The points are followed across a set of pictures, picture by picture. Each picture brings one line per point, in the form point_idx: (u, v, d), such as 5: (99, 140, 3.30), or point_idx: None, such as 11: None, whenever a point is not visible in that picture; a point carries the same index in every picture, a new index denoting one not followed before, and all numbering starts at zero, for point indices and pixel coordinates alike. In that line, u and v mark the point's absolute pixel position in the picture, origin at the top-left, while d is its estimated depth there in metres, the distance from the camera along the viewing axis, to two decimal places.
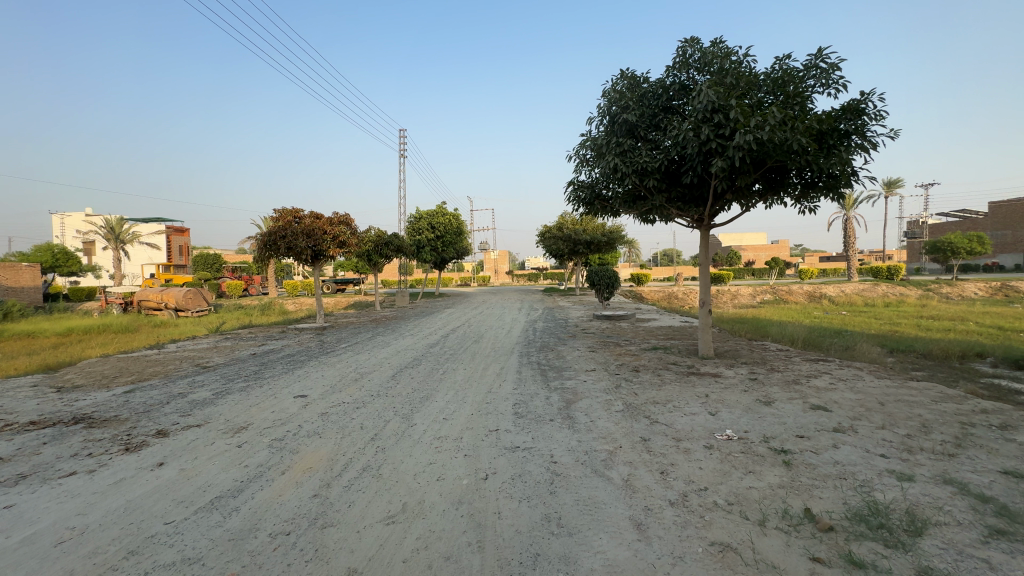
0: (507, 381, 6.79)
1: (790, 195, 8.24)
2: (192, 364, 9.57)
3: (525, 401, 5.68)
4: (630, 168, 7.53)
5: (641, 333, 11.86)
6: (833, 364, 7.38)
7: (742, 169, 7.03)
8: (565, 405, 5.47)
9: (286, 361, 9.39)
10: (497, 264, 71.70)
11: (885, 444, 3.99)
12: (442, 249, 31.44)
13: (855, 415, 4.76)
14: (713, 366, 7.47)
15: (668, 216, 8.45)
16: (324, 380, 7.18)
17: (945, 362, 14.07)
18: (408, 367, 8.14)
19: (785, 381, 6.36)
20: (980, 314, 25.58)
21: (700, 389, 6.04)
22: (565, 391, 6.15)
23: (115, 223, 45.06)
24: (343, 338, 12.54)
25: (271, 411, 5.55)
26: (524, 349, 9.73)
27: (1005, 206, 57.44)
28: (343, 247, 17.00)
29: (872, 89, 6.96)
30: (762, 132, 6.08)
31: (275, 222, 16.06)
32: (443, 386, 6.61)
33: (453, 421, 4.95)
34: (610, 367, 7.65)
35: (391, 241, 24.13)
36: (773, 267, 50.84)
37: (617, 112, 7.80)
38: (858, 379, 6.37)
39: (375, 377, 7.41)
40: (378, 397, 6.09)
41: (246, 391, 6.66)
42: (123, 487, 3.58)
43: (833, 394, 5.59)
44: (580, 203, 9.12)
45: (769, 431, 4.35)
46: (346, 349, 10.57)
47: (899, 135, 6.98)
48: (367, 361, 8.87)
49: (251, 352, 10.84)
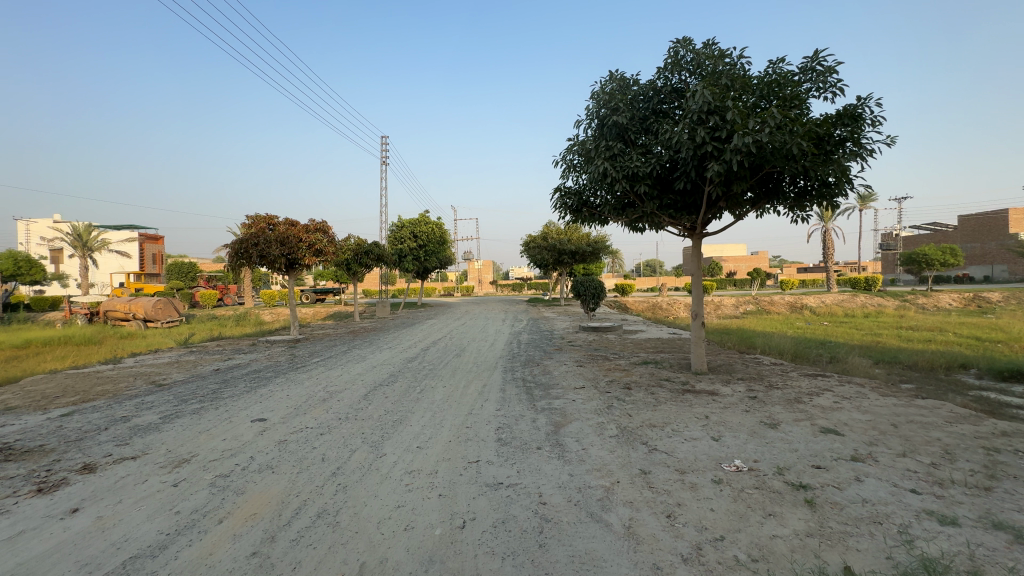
0: (490, 401, 6.26)
1: (783, 204, 7.98)
2: (146, 382, 8.76)
3: (509, 425, 5.14)
4: (621, 173, 7.13)
5: (630, 346, 11.43)
6: (833, 380, 7.03)
7: (737, 174, 6.70)
8: (553, 430, 4.95)
9: (250, 377, 8.68)
10: (481, 274, 71.05)
11: (912, 475, 3.58)
12: (425, 259, 30.79)
13: (870, 440, 4.36)
14: (708, 383, 7.04)
15: (659, 225, 8.10)
16: (289, 401, 6.54)
17: (931, 373, 13.98)
18: (383, 384, 7.54)
19: (787, 400, 5.96)
20: (957, 324, 25.98)
21: (699, 409, 5.59)
22: (553, 412, 5.64)
23: (82, 230, 43.22)
24: (316, 351, 11.83)
25: (222, 439, 4.92)
26: (509, 364, 9.19)
27: (974, 220, 59.34)
28: (319, 255, 16.29)
29: (869, 93, 6.74)
30: (762, 134, 5.74)
31: (248, 230, 15.27)
32: (419, 407, 6.03)
33: (428, 450, 4.39)
34: (599, 384, 7.18)
35: (371, 250, 23.40)
36: (754, 277, 51.57)
37: (606, 114, 7.42)
38: (863, 397, 6.01)
39: (346, 396, 6.80)
40: (346, 421, 5.49)
41: (199, 415, 5.98)
42: (17, 545, 2.93)
43: (840, 416, 5.18)
44: (566, 210, 8.70)
45: (782, 461, 3.90)
46: (317, 364, 9.88)
47: (895, 142, 6.79)
48: (338, 378, 8.22)
49: (216, 367, 10.07)
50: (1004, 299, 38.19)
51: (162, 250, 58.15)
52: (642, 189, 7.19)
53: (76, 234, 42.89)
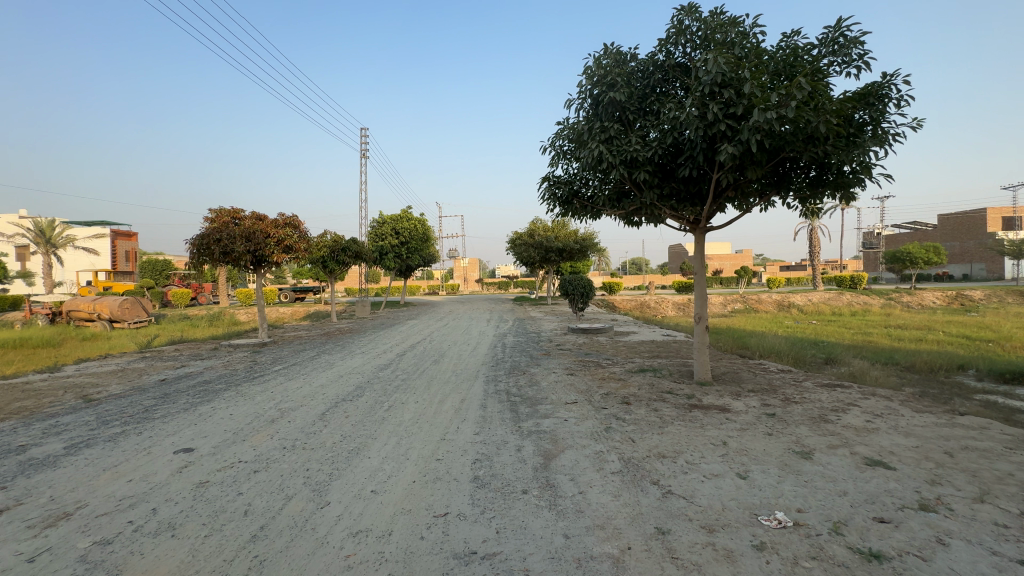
0: (467, 422, 5.33)
1: (794, 194, 7.20)
2: (76, 396, 7.62)
3: (488, 457, 4.22)
4: (618, 158, 6.28)
5: (623, 350, 10.61)
6: (854, 393, 6.27)
7: (752, 158, 5.85)
8: (543, 463, 4.06)
9: (196, 390, 7.62)
10: (467, 272, 70.33)
11: (1007, 535, 2.76)
12: (407, 256, 29.65)
13: (930, 477, 3.56)
14: (716, 396, 6.23)
15: (658, 218, 7.22)
16: (230, 423, 5.52)
17: (932, 375, 13.43)
18: (346, 399, 6.55)
19: (811, 419, 5.15)
20: (944, 323, 25.84)
21: (713, 432, 4.74)
22: (541, 437, 4.74)
23: (46, 225, 41.10)
24: (280, 358, 10.77)
25: (127, 480, 3.91)
26: (491, 372, 8.28)
27: (953, 219, 60.10)
28: (289, 252, 15.15)
29: (896, 70, 5.98)
30: (789, 110, 4.89)
31: (209, 224, 14.05)
32: (383, 431, 5.08)
33: (384, 498, 3.45)
34: (594, 398, 6.30)
35: (349, 247, 22.23)
36: (742, 275, 51.43)
37: (601, 92, 6.56)
38: (896, 414, 5.25)
39: (299, 416, 5.81)
40: (291, 451, 4.51)
41: (115, 443, 4.94)
42: None
43: (881, 442, 4.37)
44: (556, 202, 7.83)
45: (835, 513, 3.06)
46: (278, 373, 8.83)
47: (923, 124, 6.03)
48: (296, 391, 7.18)
49: (163, 377, 8.95)
50: (985, 297, 38.47)
51: (134, 246, 55.85)
52: (642, 176, 6.31)
53: (38, 230, 40.78)
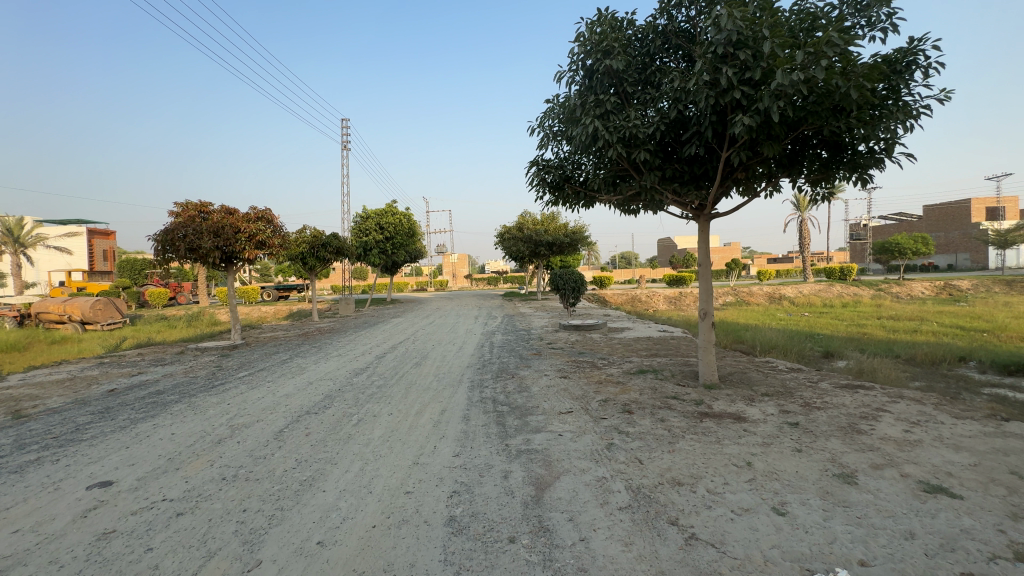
0: (446, 440, 4.58)
1: (805, 176, 6.52)
2: (6, 412, 6.69)
3: (468, 488, 3.48)
4: (615, 135, 5.55)
5: (618, 348, 9.92)
6: (879, 395, 5.64)
7: (768, 133, 5.15)
8: (535, 495, 3.35)
9: (145, 402, 6.76)
10: (456, 268, 69.23)
11: None
12: (392, 252, 28.71)
13: (1009, 510, 2.90)
14: (727, 401, 5.57)
15: (659, 204, 6.50)
16: (168, 445, 4.71)
17: (934, 368, 12.94)
18: (310, 412, 5.75)
19: (841, 429, 4.49)
20: (936, 313, 25.73)
21: (733, 450, 4.05)
22: (534, 458, 4.03)
23: (14, 224, 39.26)
24: (249, 362, 9.92)
25: (11, 532, 3.10)
26: (477, 377, 7.52)
27: (939, 209, 60.54)
28: (263, 248, 14.21)
29: (924, 34, 5.26)
30: (818, 70, 4.18)
31: (174, 219, 13.08)
32: (346, 453, 4.31)
33: (332, 554, 2.70)
34: (591, 406, 5.58)
35: (330, 243, 21.25)
36: (733, 267, 51.25)
37: (596, 61, 5.82)
38: (935, 421, 4.63)
39: (252, 433, 5.01)
40: (229, 485, 3.72)
41: (21, 474, 4.11)
42: None
43: (931, 458, 3.74)
44: (545, 188, 7.09)
45: (911, 569, 2.39)
46: (243, 380, 8.00)
47: (952, 97, 5.34)
48: (256, 402, 6.36)
49: (113, 388, 8.04)
50: (973, 287, 38.47)
51: (112, 246, 53.95)
52: (642, 155, 5.59)
53: (6, 229, 38.94)
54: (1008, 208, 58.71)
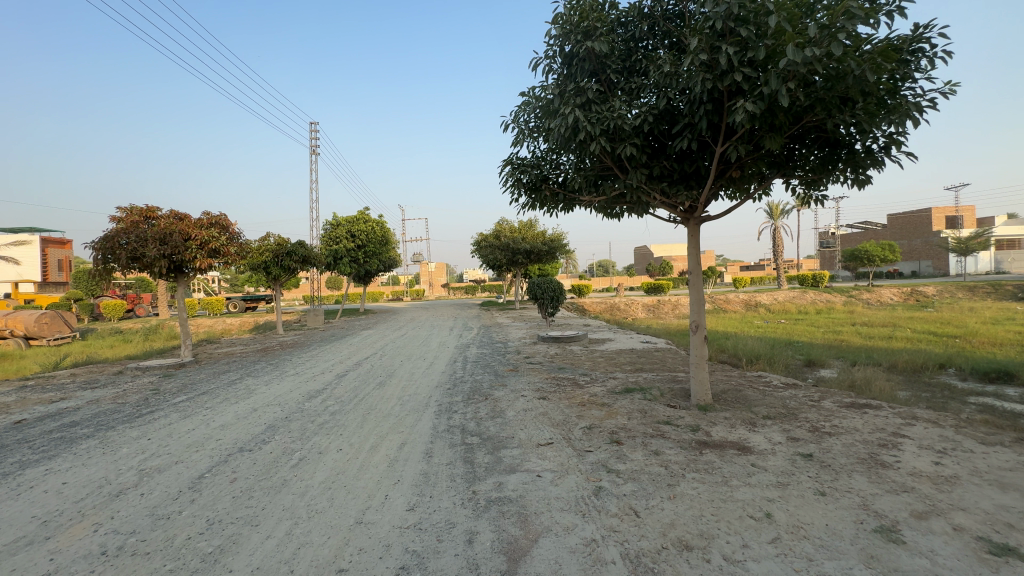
0: (401, 486, 3.78)
1: (799, 176, 6.00)
2: None
3: (421, 562, 2.70)
4: (598, 127, 4.90)
5: (601, 362, 9.23)
6: (891, 417, 5.07)
7: (771, 122, 4.60)
8: (508, 570, 2.59)
9: (51, 439, 5.69)
10: (433, 277, 67.84)
11: None
12: (364, 261, 27.58)
13: None
14: (727, 427, 4.91)
15: (646, 206, 5.88)
16: (49, 502, 3.74)
17: (918, 377, 12.68)
18: (244, 450, 4.83)
19: (862, 463, 3.87)
20: (907, 319, 26.05)
21: (746, 495, 3.36)
22: (507, 513, 3.25)
23: None
24: (192, 384, 8.84)
25: None
26: (446, 399, 6.70)
27: (902, 219, 62.57)
28: (217, 256, 13.10)
29: (931, 19, 4.75)
30: (832, 46, 3.65)
31: (116, 224, 11.91)
32: (274, 509, 3.47)
33: None
34: (573, 436, 4.85)
35: (295, 251, 20.07)
36: (709, 275, 51.57)
37: (576, 45, 5.18)
38: (965, 450, 4.04)
39: (163, 482, 4.09)
40: (106, 565, 2.82)
41: None
42: None
43: (980, 502, 3.13)
44: (521, 189, 6.40)
45: None
46: (179, 407, 6.97)
47: (961, 89, 4.80)
48: (182, 436, 5.39)
49: (20, 419, 6.89)
50: (939, 293, 39.44)
51: (68, 255, 50.61)
52: (628, 150, 4.94)
53: None
54: (967, 216, 60.95)
